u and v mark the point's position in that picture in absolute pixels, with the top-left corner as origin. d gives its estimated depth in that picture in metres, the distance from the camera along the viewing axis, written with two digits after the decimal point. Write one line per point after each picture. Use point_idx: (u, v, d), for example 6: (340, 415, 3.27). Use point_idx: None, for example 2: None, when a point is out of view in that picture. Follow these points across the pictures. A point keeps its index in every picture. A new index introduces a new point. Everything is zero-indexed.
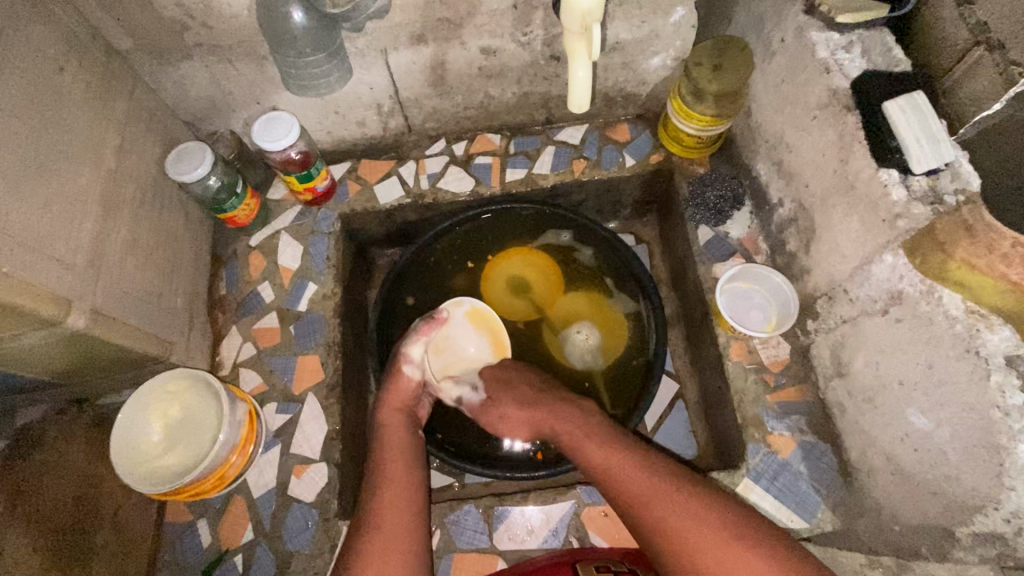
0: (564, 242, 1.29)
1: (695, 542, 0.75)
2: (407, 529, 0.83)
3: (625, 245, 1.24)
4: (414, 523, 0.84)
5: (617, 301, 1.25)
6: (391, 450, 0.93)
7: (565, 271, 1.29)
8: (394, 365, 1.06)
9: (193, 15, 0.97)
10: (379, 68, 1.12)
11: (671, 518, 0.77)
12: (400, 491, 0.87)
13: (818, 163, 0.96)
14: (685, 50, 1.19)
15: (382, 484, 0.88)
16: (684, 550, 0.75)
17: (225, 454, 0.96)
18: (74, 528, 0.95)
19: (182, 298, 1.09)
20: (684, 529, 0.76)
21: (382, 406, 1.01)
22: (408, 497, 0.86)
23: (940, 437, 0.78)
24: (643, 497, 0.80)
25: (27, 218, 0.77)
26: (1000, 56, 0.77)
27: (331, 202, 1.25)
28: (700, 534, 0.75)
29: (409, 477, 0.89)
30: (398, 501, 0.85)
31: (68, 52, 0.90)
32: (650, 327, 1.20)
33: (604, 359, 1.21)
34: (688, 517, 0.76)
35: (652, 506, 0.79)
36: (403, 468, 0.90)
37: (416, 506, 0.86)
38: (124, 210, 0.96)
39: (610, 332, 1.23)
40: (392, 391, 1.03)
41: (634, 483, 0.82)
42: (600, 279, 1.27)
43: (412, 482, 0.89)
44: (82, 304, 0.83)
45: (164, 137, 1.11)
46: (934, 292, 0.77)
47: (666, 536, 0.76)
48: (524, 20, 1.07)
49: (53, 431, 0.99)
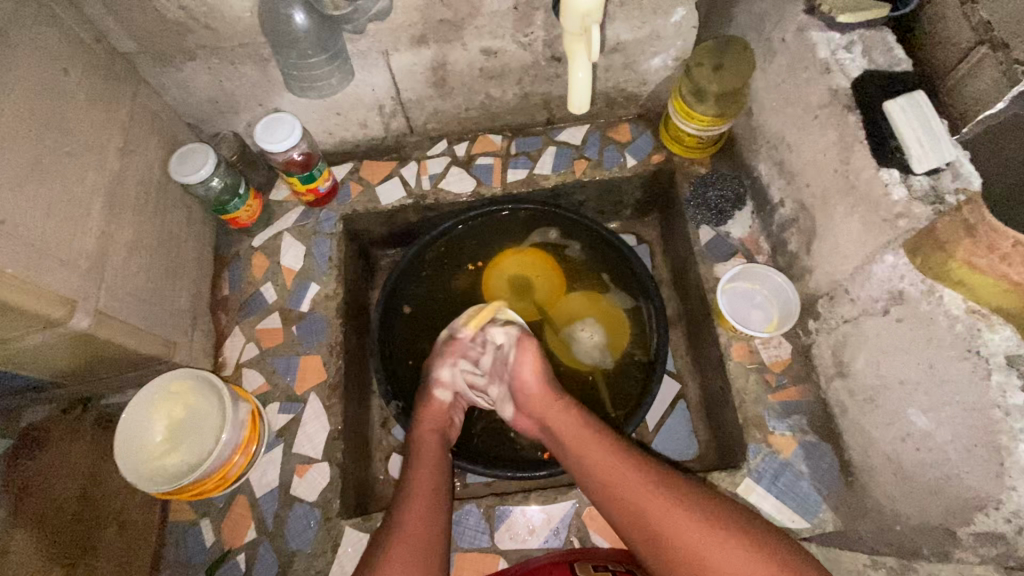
0: (552, 240, 1.30)
1: (708, 555, 0.74)
2: (425, 543, 0.83)
3: (620, 240, 1.24)
4: (432, 537, 0.84)
5: (613, 296, 1.26)
6: (419, 465, 0.94)
7: (558, 267, 1.29)
8: (427, 388, 1.07)
9: (196, 17, 0.97)
10: (380, 69, 1.12)
11: (683, 533, 0.76)
12: (424, 506, 0.87)
13: (819, 162, 0.96)
14: (685, 51, 1.19)
15: (409, 497, 0.88)
16: (696, 563, 0.74)
17: (227, 453, 0.97)
18: (75, 529, 0.96)
19: (184, 298, 1.09)
20: (697, 543, 0.75)
21: (417, 425, 1.02)
22: (436, 513, 0.87)
23: (941, 436, 0.78)
24: (655, 509, 0.79)
25: (32, 219, 0.78)
26: (1003, 55, 0.76)
27: (333, 203, 1.26)
28: (713, 546, 0.74)
29: (434, 491, 0.90)
30: (421, 514, 0.86)
31: (71, 55, 0.90)
32: (651, 320, 1.20)
33: (611, 352, 1.22)
34: (702, 529, 0.75)
35: (662, 517, 0.78)
36: (430, 484, 0.91)
37: (439, 524, 0.86)
38: (127, 211, 0.97)
39: (611, 326, 1.23)
40: (426, 411, 1.04)
41: (647, 493, 0.81)
42: (593, 275, 1.28)
43: (437, 499, 0.89)
44: (85, 304, 0.84)
45: (167, 139, 1.11)
46: (935, 292, 0.77)
47: (676, 543, 0.76)
48: (524, 21, 1.08)
49: (55, 433, 1.02)
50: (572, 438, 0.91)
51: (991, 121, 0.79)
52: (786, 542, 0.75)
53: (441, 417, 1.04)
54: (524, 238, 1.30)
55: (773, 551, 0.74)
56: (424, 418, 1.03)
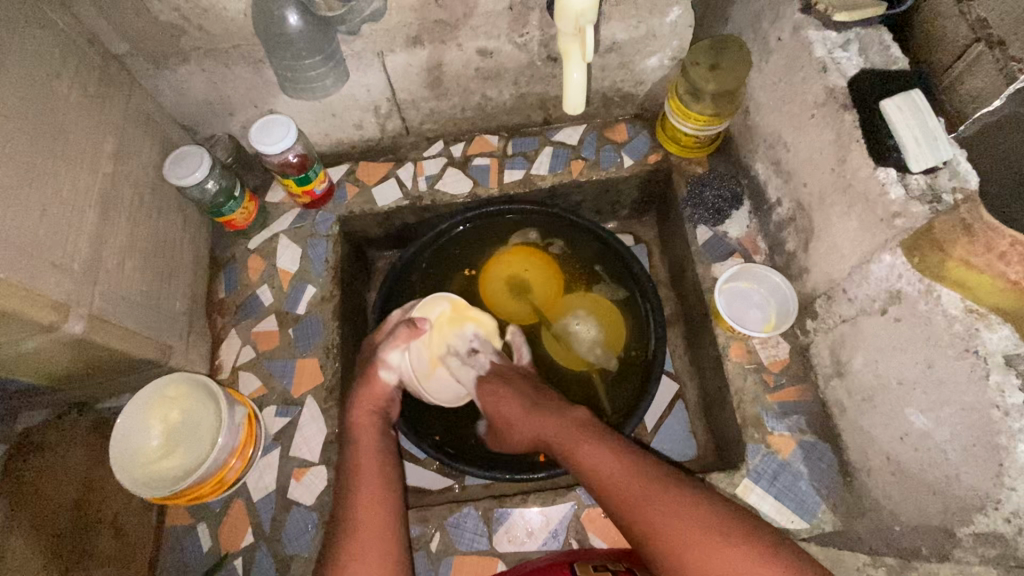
0: (533, 237, 1.29)
1: (681, 532, 0.74)
2: (379, 531, 0.83)
3: (607, 232, 1.24)
4: (386, 524, 0.84)
5: (604, 290, 1.26)
6: (361, 450, 0.93)
7: (545, 261, 1.29)
8: (370, 368, 1.03)
9: (189, 18, 0.97)
10: (375, 70, 1.12)
11: (657, 514, 0.77)
12: (373, 495, 0.86)
13: (816, 162, 0.95)
14: (682, 50, 1.18)
15: (357, 484, 0.88)
16: (670, 539, 0.74)
17: (224, 457, 0.96)
18: (74, 534, 0.96)
19: (180, 302, 1.09)
20: (667, 520, 0.76)
21: (354, 407, 0.99)
22: (383, 503, 0.86)
23: (940, 436, 0.78)
24: (630, 492, 0.80)
25: (24, 225, 0.77)
26: (999, 52, 0.78)
27: (329, 204, 1.25)
28: (684, 523, 0.75)
29: (382, 484, 0.88)
30: (372, 503, 0.85)
31: (64, 57, 0.90)
32: (645, 312, 1.20)
33: (610, 344, 1.22)
34: (672, 507, 0.77)
35: (635, 499, 0.79)
36: (376, 470, 0.90)
37: (391, 512, 0.86)
38: (121, 214, 0.96)
39: (606, 319, 1.24)
40: (365, 393, 1.01)
41: (622, 480, 0.82)
42: (581, 271, 1.28)
43: (385, 485, 0.88)
44: (79, 309, 0.83)
45: (161, 141, 1.11)
46: (932, 292, 0.77)
47: (660, 542, 0.75)
48: (520, 21, 1.07)
49: (52, 436, 1.00)
50: (553, 435, 0.92)
51: (988, 118, 0.80)
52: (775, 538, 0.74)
53: (379, 398, 1.01)
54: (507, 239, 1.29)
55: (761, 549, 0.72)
56: (362, 400, 1.00)
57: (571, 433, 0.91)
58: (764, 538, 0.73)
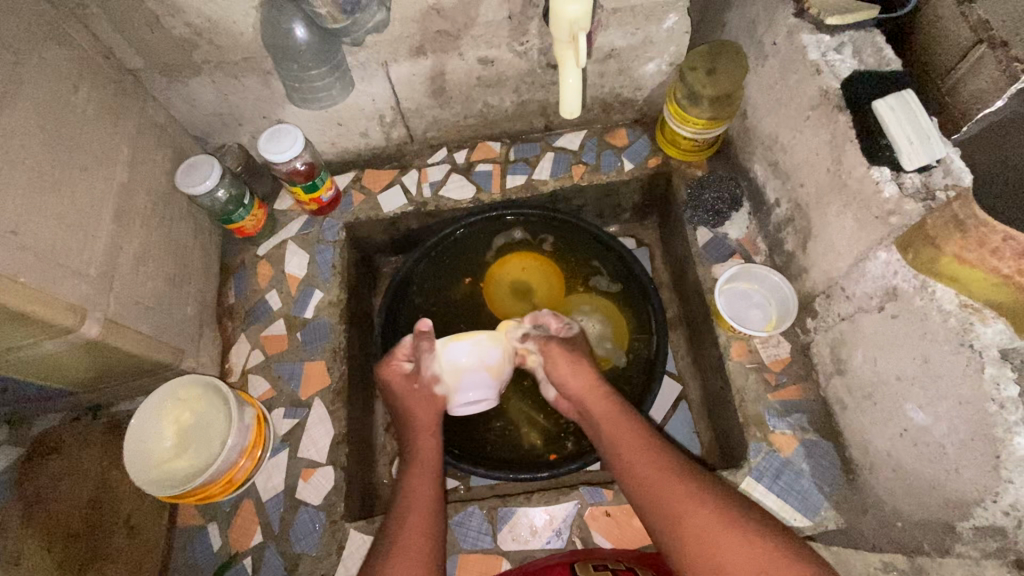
0: (519, 238, 1.31)
1: (718, 539, 0.76)
2: (426, 557, 0.83)
3: (607, 234, 1.25)
4: (430, 547, 0.84)
5: (604, 288, 1.28)
6: (415, 474, 0.94)
7: (538, 260, 1.30)
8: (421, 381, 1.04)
9: (201, 33, 1.00)
10: (380, 80, 1.15)
11: (692, 517, 0.79)
12: (423, 517, 0.87)
13: (813, 162, 0.97)
14: (679, 56, 1.20)
15: (408, 505, 0.89)
16: (707, 547, 0.76)
17: (234, 457, 0.99)
18: (86, 536, 0.98)
19: (191, 307, 1.12)
20: (704, 526, 0.78)
21: (416, 428, 1.02)
22: (429, 519, 0.87)
23: (938, 431, 0.78)
24: (668, 491, 0.82)
25: (43, 232, 0.80)
26: (1002, 53, 0.79)
27: (335, 212, 1.28)
28: (725, 535, 0.76)
29: (429, 501, 0.90)
30: (421, 525, 0.86)
31: (81, 71, 0.93)
32: (648, 312, 1.21)
33: (617, 337, 1.23)
34: (709, 516, 0.78)
35: (676, 502, 0.81)
36: (427, 492, 0.91)
37: (437, 534, 0.86)
38: (135, 221, 0.99)
39: (610, 314, 1.25)
40: (422, 409, 1.03)
41: (664, 481, 0.84)
42: (580, 270, 1.30)
43: (433, 510, 0.89)
44: (96, 312, 0.86)
45: (174, 151, 1.14)
46: (927, 287, 0.78)
47: (693, 537, 0.78)
48: (519, 30, 1.10)
49: (68, 439, 1.03)
50: (604, 413, 0.97)
51: (992, 118, 0.83)
52: (798, 545, 0.76)
53: (434, 417, 1.03)
54: (497, 245, 1.31)
55: (787, 552, 0.74)
56: (420, 419, 1.02)
57: (618, 412, 0.96)
58: (795, 554, 0.74)
